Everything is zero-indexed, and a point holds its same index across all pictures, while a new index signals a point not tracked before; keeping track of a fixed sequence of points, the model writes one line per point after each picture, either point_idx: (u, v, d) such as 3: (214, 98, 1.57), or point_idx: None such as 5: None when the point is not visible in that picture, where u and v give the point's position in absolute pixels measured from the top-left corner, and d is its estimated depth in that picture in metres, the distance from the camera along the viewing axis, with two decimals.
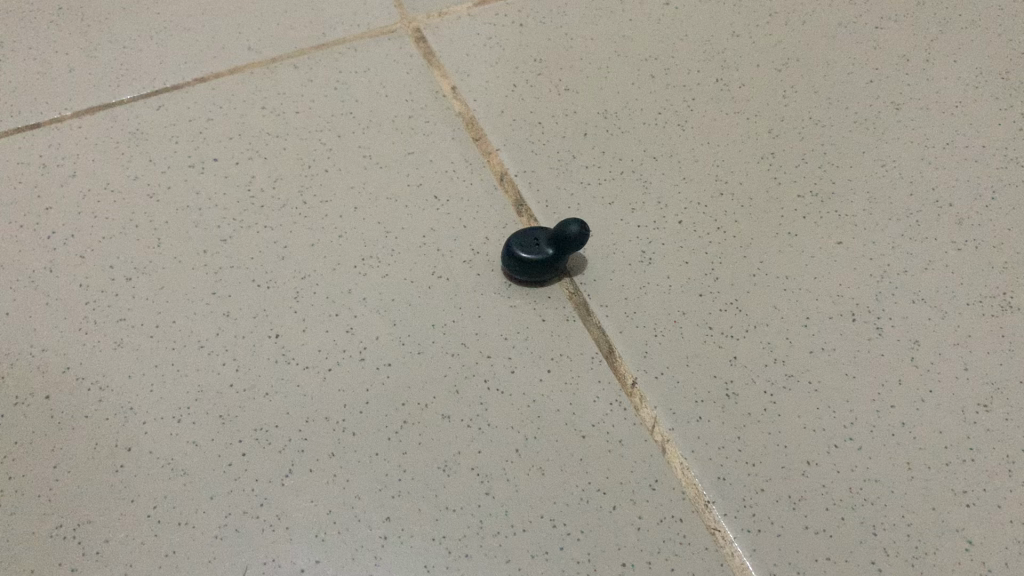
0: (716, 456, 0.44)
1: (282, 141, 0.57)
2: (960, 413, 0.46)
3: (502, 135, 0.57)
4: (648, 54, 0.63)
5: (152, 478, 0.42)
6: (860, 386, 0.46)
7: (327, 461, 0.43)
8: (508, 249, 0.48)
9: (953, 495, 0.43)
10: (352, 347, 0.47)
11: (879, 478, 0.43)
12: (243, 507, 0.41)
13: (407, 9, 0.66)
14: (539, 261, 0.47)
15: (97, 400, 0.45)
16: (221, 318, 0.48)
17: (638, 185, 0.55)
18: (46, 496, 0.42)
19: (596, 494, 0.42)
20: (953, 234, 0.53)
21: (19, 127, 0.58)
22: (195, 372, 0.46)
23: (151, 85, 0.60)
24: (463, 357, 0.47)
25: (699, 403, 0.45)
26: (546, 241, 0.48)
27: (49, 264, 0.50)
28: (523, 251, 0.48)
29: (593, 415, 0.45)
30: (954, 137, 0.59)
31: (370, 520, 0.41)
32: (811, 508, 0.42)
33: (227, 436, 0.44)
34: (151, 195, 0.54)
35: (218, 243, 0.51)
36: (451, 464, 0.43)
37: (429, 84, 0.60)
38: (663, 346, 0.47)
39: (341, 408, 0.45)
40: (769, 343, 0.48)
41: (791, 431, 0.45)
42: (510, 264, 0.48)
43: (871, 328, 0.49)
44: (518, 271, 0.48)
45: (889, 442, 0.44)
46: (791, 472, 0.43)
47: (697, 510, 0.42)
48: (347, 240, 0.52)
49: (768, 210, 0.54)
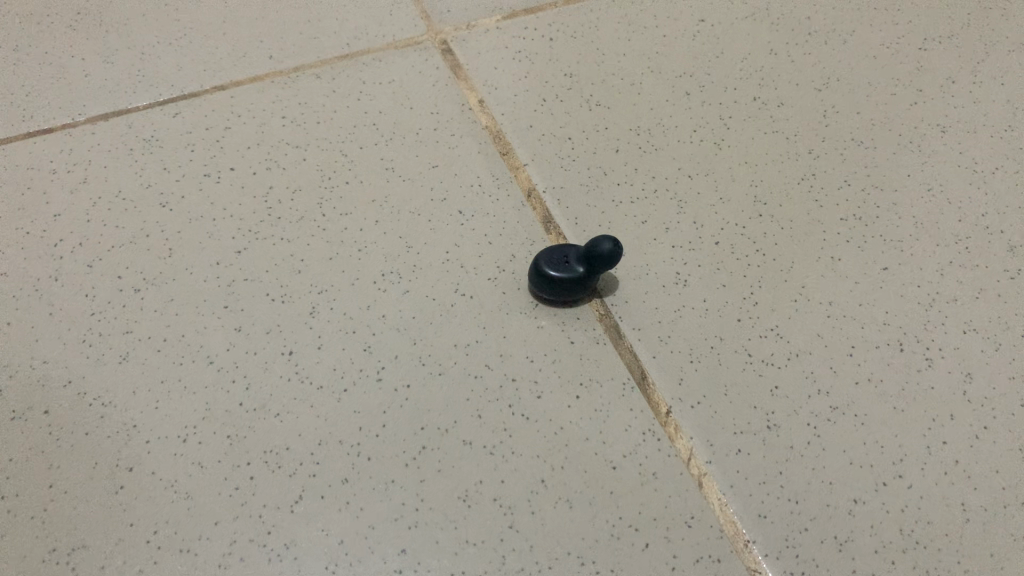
0: (756, 493, 0.40)
1: (303, 151, 0.55)
2: (1018, 451, 0.42)
3: (531, 150, 0.55)
4: (682, 71, 0.61)
5: (154, 501, 0.40)
6: (910, 420, 0.43)
7: (340, 487, 0.40)
8: (537, 265, 0.46)
9: (1014, 541, 0.39)
10: (370, 367, 0.44)
11: (933, 519, 0.40)
12: (249, 535, 0.39)
13: (434, 22, 0.64)
14: (569, 279, 0.45)
15: (99, 416, 0.42)
16: (233, 333, 0.46)
17: (673, 204, 0.52)
18: (40, 517, 0.39)
19: (628, 530, 0.39)
20: (1004, 262, 0.50)
21: (32, 131, 0.56)
22: (204, 389, 0.43)
23: (168, 92, 0.59)
24: (487, 379, 0.44)
25: (738, 435, 0.42)
26: (576, 259, 0.45)
27: (56, 272, 0.48)
28: (552, 267, 0.45)
29: (625, 444, 0.42)
30: (1004, 161, 0.56)
31: (384, 553, 0.38)
32: (860, 550, 0.39)
33: (235, 458, 0.41)
34: (164, 204, 0.52)
35: (233, 255, 0.49)
36: (473, 494, 0.40)
37: (455, 96, 0.58)
38: (699, 373, 0.44)
39: (356, 431, 0.42)
40: (813, 373, 0.45)
41: (837, 467, 0.41)
42: (540, 283, 0.46)
43: (920, 358, 0.46)
44: (547, 289, 0.46)
45: (942, 481, 0.41)
46: (838, 511, 0.40)
47: (736, 550, 0.39)
48: (366, 254, 0.49)
49: (810, 233, 0.51)
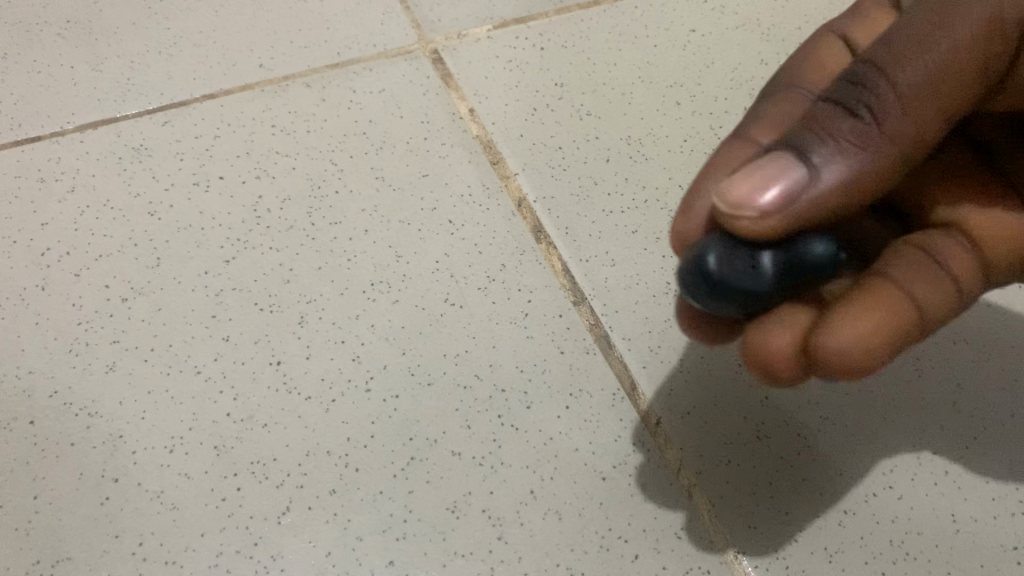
0: (746, 504, 0.40)
1: (292, 161, 0.55)
2: (1007, 461, 0.42)
3: (521, 160, 0.55)
4: (674, 80, 0.61)
5: (140, 513, 0.39)
6: (901, 430, 0.43)
7: (328, 499, 0.40)
8: (699, 255, 0.34)
9: (1002, 552, 0.39)
10: (359, 377, 0.44)
11: (922, 531, 0.40)
12: (236, 547, 0.38)
13: (425, 30, 0.64)
14: (754, 286, 0.34)
15: (85, 427, 0.42)
16: (221, 343, 0.45)
17: (665, 214, 0.52)
18: (25, 529, 0.39)
19: (617, 541, 0.39)
20: None
21: (20, 140, 0.56)
22: (191, 400, 0.43)
23: (157, 101, 0.58)
24: (476, 390, 0.44)
25: (729, 445, 0.42)
26: (758, 244, 0.34)
27: (42, 281, 0.48)
28: (734, 270, 0.34)
29: (614, 456, 0.42)
30: None
31: (372, 565, 0.38)
32: (848, 562, 0.39)
33: (223, 469, 0.41)
34: (153, 213, 0.51)
35: (221, 265, 0.49)
36: (462, 505, 0.40)
37: (446, 106, 0.58)
38: (690, 384, 0.44)
39: (345, 442, 0.42)
40: (803, 383, 0.44)
41: (827, 477, 0.41)
42: (713, 285, 0.33)
43: (911, 368, 0.45)
44: (715, 295, 0.34)
45: (932, 492, 0.41)
46: (827, 522, 0.40)
47: (725, 561, 0.39)
48: (356, 264, 0.49)
49: None
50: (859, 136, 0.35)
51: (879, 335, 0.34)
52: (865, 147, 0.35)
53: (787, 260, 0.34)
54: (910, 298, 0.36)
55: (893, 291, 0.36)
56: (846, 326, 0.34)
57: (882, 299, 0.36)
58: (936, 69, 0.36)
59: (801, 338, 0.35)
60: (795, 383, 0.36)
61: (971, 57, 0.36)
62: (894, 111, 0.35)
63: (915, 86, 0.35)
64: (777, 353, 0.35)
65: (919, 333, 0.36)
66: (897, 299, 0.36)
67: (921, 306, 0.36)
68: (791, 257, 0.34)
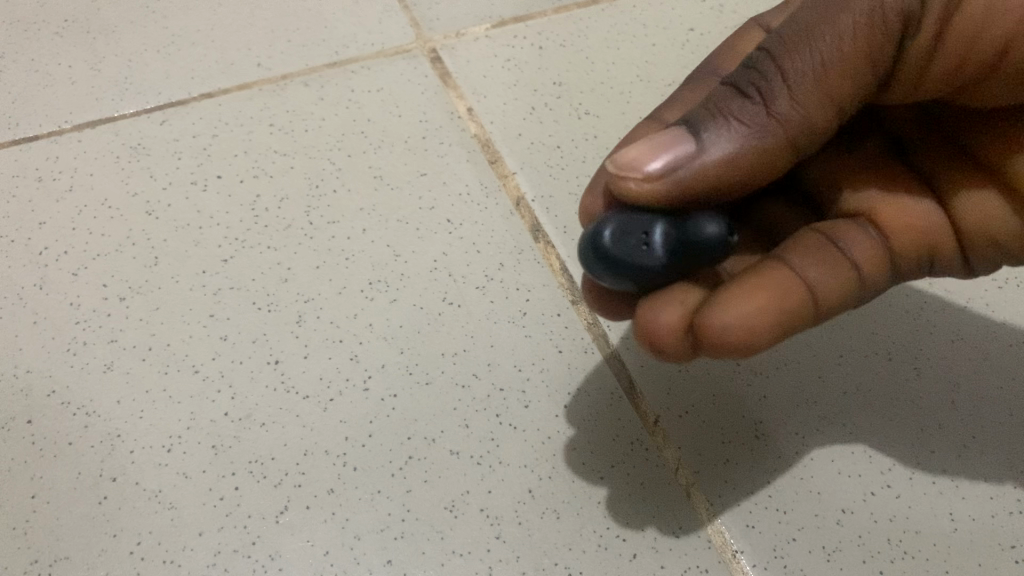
0: (744, 503, 0.40)
1: (290, 160, 0.55)
2: (1006, 460, 0.42)
3: (520, 158, 0.55)
4: (672, 79, 0.61)
5: (137, 512, 0.39)
6: (898, 430, 0.43)
7: (325, 498, 0.40)
8: (596, 229, 0.35)
9: (1000, 551, 0.39)
10: (357, 376, 0.44)
11: (920, 530, 0.40)
12: (233, 546, 0.38)
13: (423, 29, 0.64)
14: (645, 261, 0.34)
15: (82, 426, 0.42)
16: (218, 342, 0.45)
17: None
18: (22, 528, 0.39)
19: (615, 540, 0.39)
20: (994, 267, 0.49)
21: (18, 139, 0.55)
22: (189, 399, 0.43)
23: (155, 100, 0.58)
24: (474, 389, 0.44)
25: (727, 445, 0.42)
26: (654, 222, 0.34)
27: (40, 280, 0.48)
28: (627, 246, 0.34)
29: (612, 455, 0.42)
30: None
31: (369, 564, 0.38)
32: (846, 561, 0.39)
33: (220, 468, 0.41)
34: (151, 212, 0.51)
35: (218, 264, 0.49)
36: (460, 504, 0.40)
37: (445, 105, 0.58)
38: (688, 383, 0.44)
39: (343, 441, 0.42)
40: (802, 383, 0.44)
41: (825, 476, 0.41)
42: (608, 257, 0.34)
43: (909, 367, 0.45)
44: (607, 268, 0.34)
45: (929, 491, 0.41)
46: (825, 521, 0.40)
47: (723, 560, 0.39)
48: (354, 263, 0.49)
49: None
50: (748, 117, 0.35)
51: (764, 317, 0.34)
52: (755, 128, 0.35)
53: (683, 241, 0.34)
54: (802, 281, 0.36)
55: (791, 273, 0.36)
56: (729, 306, 0.34)
57: (773, 280, 0.35)
58: (834, 55, 0.34)
59: (687, 315, 0.34)
60: (683, 359, 0.35)
61: (872, 43, 0.34)
62: (790, 95, 0.34)
63: (810, 75, 0.34)
64: (661, 331, 0.34)
65: (810, 317, 0.36)
66: (787, 281, 0.35)
67: (816, 290, 0.36)
68: (687, 235, 0.34)
